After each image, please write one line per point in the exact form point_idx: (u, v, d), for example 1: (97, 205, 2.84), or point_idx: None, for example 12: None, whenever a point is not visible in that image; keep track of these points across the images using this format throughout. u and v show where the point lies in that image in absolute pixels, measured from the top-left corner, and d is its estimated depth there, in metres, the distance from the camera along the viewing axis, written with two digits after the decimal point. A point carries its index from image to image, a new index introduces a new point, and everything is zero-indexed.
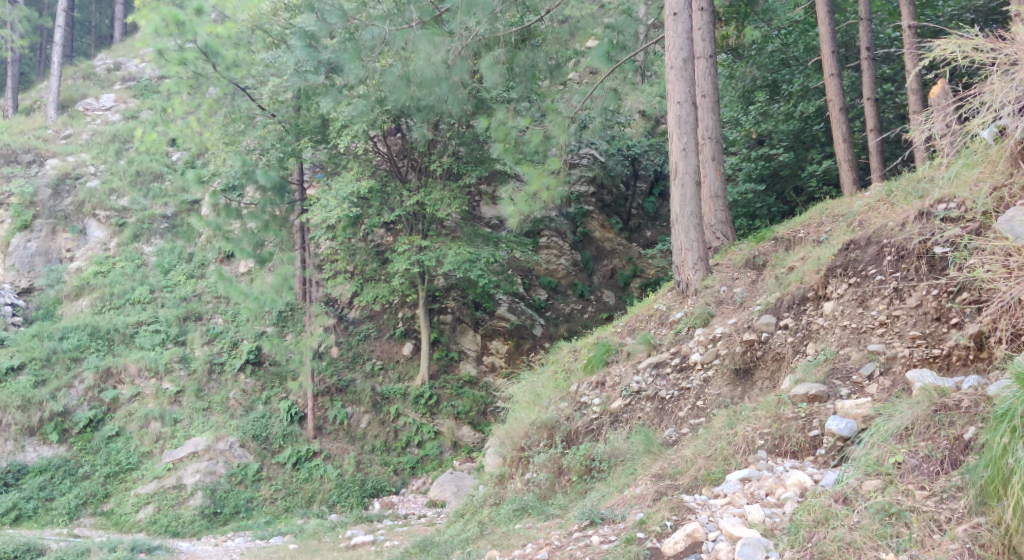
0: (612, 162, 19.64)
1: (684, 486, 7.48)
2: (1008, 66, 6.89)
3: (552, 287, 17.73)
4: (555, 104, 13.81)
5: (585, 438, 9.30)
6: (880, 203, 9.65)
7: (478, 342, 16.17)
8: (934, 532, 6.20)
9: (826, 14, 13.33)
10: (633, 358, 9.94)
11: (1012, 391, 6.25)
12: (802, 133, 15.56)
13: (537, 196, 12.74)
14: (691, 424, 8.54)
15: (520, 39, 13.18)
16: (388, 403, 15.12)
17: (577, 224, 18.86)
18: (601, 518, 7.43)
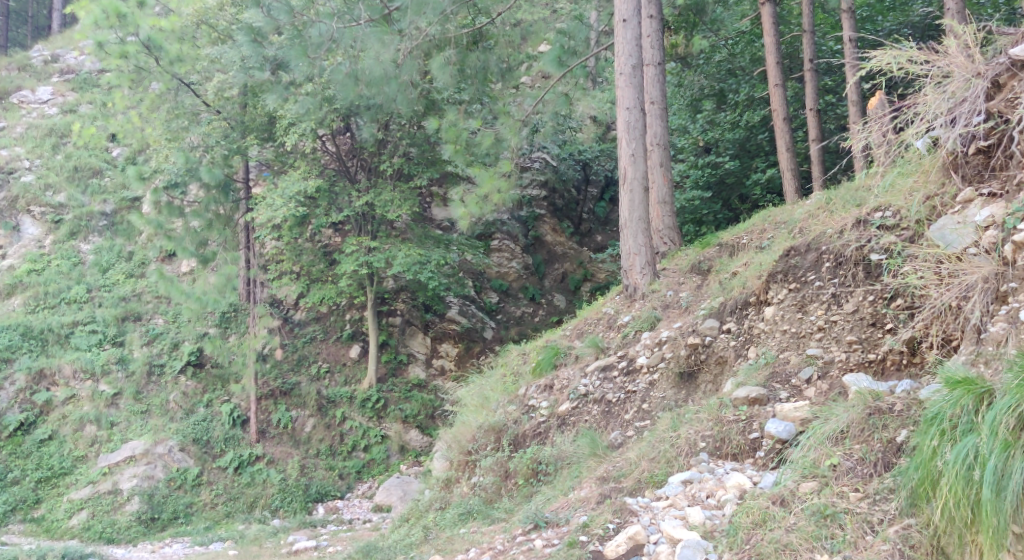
0: (564, 167, 19.61)
1: (627, 488, 7.42)
2: (940, 78, 7.14)
3: (503, 290, 17.75)
4: (507, 106, 13.80)
5: (532, 441, 9.28)
6: (819, 211, 9.83)
7: (428, 345, 16.12)
8: (867, 534, 6.11)
9: (771, 24, 13.44)
10: (581, 361, 9.98)
11: (942, 395, 6.20)
12: (746, 142, 15.79)
13: (488, 198, 12.63)
14: (636, 427, 8.53)
15: (471, 40, 13.04)
16: (333, 406, 14.98)
17: (529, 228, 18.88)
18: (545, 521, 7.42)
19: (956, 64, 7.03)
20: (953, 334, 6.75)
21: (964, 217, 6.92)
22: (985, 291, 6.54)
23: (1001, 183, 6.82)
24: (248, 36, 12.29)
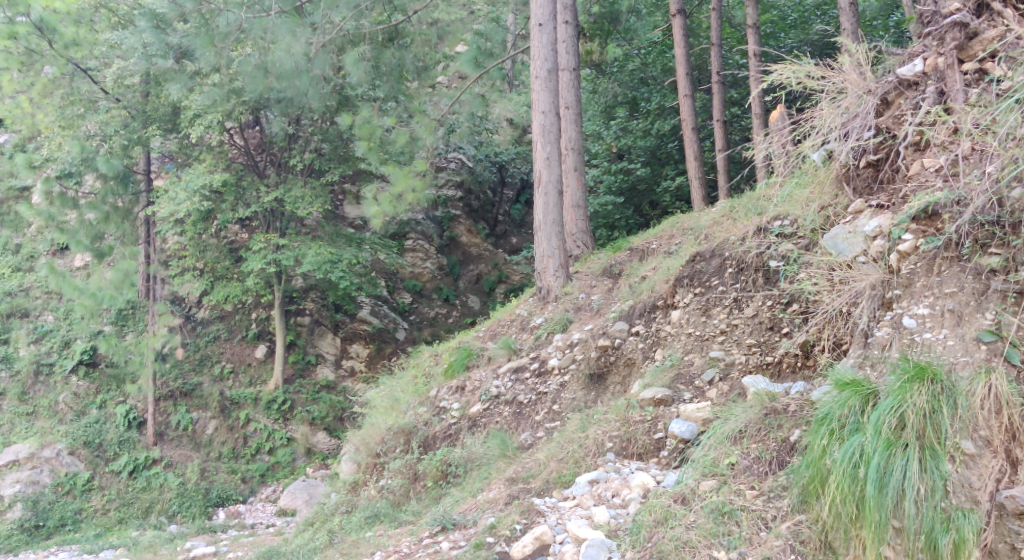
0: (479, 168, 19.79)
1: (535, 490, 7.27)
2: (835, 94, 7.29)
3: (416, 291, 17.73)
4: (423, 106, 13.65)
5: (442, 442, 9.28)
6: (723, 218, 10.16)
7: (338, 346, 16.01)
8: (761, 530, 5.93)
9: (681, 36, 13.72)
10: (493, 363, 10.06)
11: (831, 395, 6.04)
12: (658, 150, 16.06)
13: (402, 197, 12.63)
14: (546, 428, 8.56)
15: (387, 37, 13.21)
16: (237, 408, 14.74)
17: (444, 228, 18.90)
18: (453, 523, 7.13)
19: (850, 81, 7.19)
20: (842, 339, 6.78)
21: (855, 226, 6.98)
22: (872, 298, 6.52)
23: (888, 196, 6.96)
24: (149, 21, 12.10)
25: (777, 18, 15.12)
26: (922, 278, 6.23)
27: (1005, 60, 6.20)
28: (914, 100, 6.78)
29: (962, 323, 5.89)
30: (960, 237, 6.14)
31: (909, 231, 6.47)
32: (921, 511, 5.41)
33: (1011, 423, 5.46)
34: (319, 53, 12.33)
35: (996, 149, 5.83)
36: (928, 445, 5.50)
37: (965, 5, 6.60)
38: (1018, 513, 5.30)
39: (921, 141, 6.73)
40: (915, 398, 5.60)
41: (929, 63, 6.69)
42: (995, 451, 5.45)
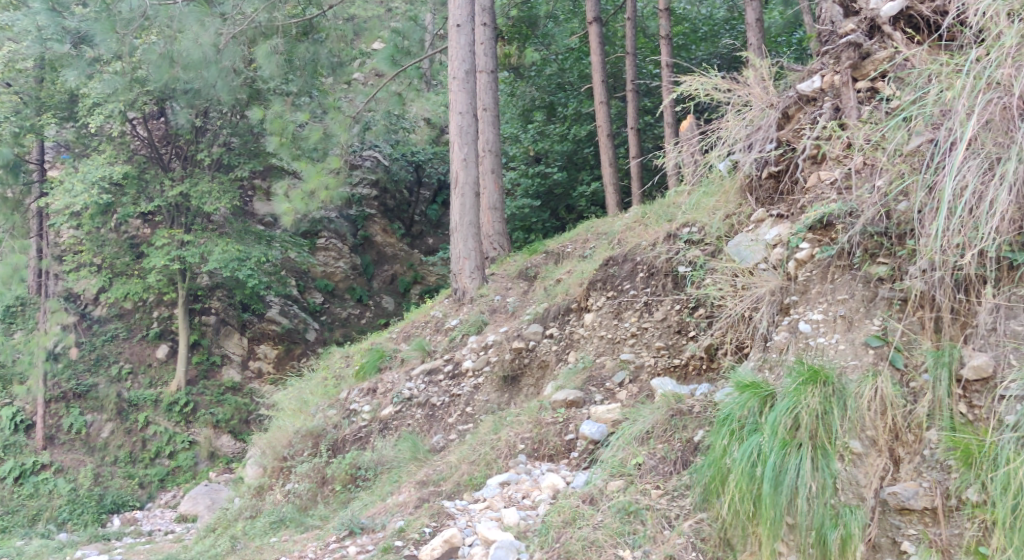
0: (395, 167, 19.69)
1: (446, 492, 7.00)
2: (740, 106, 7.51)
3: (328, 290, 17.61)
4: (338, 101, 13.53)
5: (351, 446, 9.19)
6: (636, 224, 10.38)
7: (244, 346, 15.82)
8: (665, 528, 5.66)
9: (598, 43, 13.84)
10: (406, 365, 10.06)
11: (733, 396, 5.75)
12: (574, 155, 16.34)
13: (314, 195, 12.58)
14: (459, 430, 8.47)
15: (301, 31, 13.33)
16: (135, 410, 14.41)
17: (358, 228, 18.79)
18: (361, 527, 6.92)
19: (754, 94, 7.43)
20: (744, 341, 6.76)
21: (757, 235, 6.99)
22: (771, 304, 6.42)
23: (788, 206, 6.97)
24: (45, 3, 12.35)
25: (688, 30, 15.55)
26: (817, 284, 6.08)
27: (896, 80, 6.38)
28: (812, 115, 6.96)
29: (852, 328, 5.68)
30: (852, 246, 6.01)
31: (806, 240, 6.40)
32: (811, 508, 5.16)
33: (895, 423, 5.26)
34: (229, 44, 12.58)
35: (883, 164, 5.85)
36: (819, 444, 5.24)
37: (858, 25, 6.80)
38: (901, 509, 5.08)
39: (819, 155, 6.79)
40: (808, 399, 5.32)
41: (826, 80, 6.90)
42: (881, 450, 5.23)
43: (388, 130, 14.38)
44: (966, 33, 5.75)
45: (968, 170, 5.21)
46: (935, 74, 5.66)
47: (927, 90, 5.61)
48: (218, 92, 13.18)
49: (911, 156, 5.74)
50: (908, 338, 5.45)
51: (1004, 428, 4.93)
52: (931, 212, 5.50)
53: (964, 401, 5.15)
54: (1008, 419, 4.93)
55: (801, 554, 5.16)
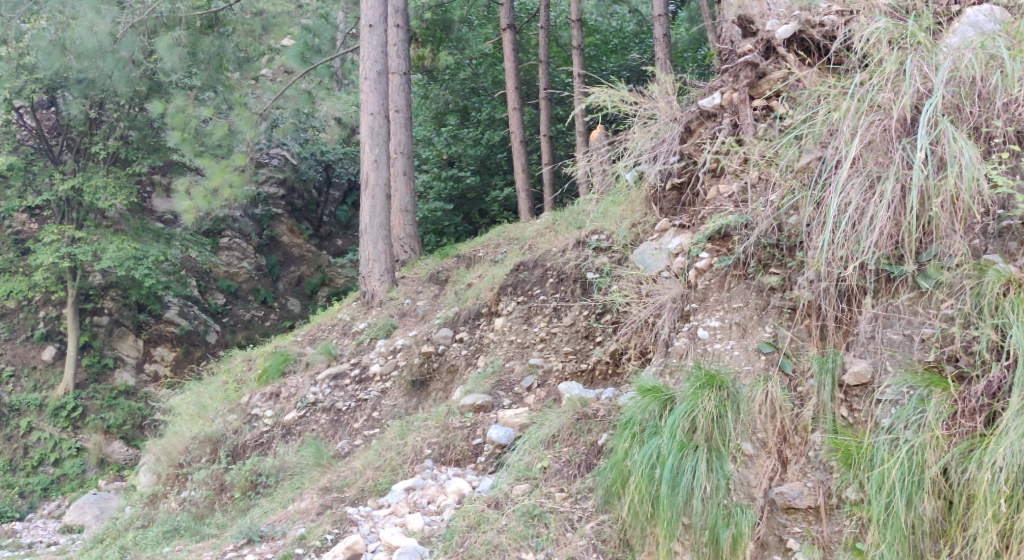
0: (303, 166, 19.53)
1: (350, 498, 6.93)
2: (647, 119, 7.70)
3: (230, 291, 17.41)
4: (244, 97, 13.36)
5: (252, 452, 9.05)
6: (547, 230, 10.53)
7: (140, 348, 15.44)
8: (568, 531, 5.73)
9: (511, 50, 13.98)
10: (311, 368, 9.93)
11: (635, 400, 5.88)
12: (487, 160, 16.43)
13: (217, 192, 12.44)
14: (364, 435, 8.35)
15: (205, 25, 13.25)
16: (18, 415, 13.94)
17: (263, 227, 18.61)
18: (260, 535, 6.74)
19: (660, 108, 7.65)
20: (647, 347, 6.86)
21: (661, 243, 7.16)
22: (672, 310, 6.59)
23: (689, 216, 7.17)
24: None
25: (600, 42, 15.91)
26: (715, 292, 6.31)
27: (788, 99, 6.67)
28: (712, 130, 7.19)
29: (746, 334, 5.92)
30: (748, 257, 6.24)
31: (705, 250, 6.60)
32: (706, 508, 5.30)
33: (784, 426, 5.45)
34: (127, 34, 12.73)
35: (777, 179, 6.12)
36: (715, 446, 5.41)
37: (755, 46, 7.07)
38: (787, 508, 5.21)
39: (718, 168, 7.02)
40: (704, 402, 5.49)
41: (726, 97, 7.13)
42: (770, 452, 5.40)
43: (297, 128, 14.30)
44: (852, 57, 6.10)
45: (852, 187, 5.48)
46: (823, 95, 6.01)
47: (816, 111, 5.96)
48: (115, 84, 13.06)
49: (801, 172, 5.97)
50: (796, 345, 5.67)
51: (880, 430, 5.08)
52: (818, 226, 5.74)
53: (845, 405, 5.32)
54: (884, 421, 5.08)
55: (695, 554, 5.28)
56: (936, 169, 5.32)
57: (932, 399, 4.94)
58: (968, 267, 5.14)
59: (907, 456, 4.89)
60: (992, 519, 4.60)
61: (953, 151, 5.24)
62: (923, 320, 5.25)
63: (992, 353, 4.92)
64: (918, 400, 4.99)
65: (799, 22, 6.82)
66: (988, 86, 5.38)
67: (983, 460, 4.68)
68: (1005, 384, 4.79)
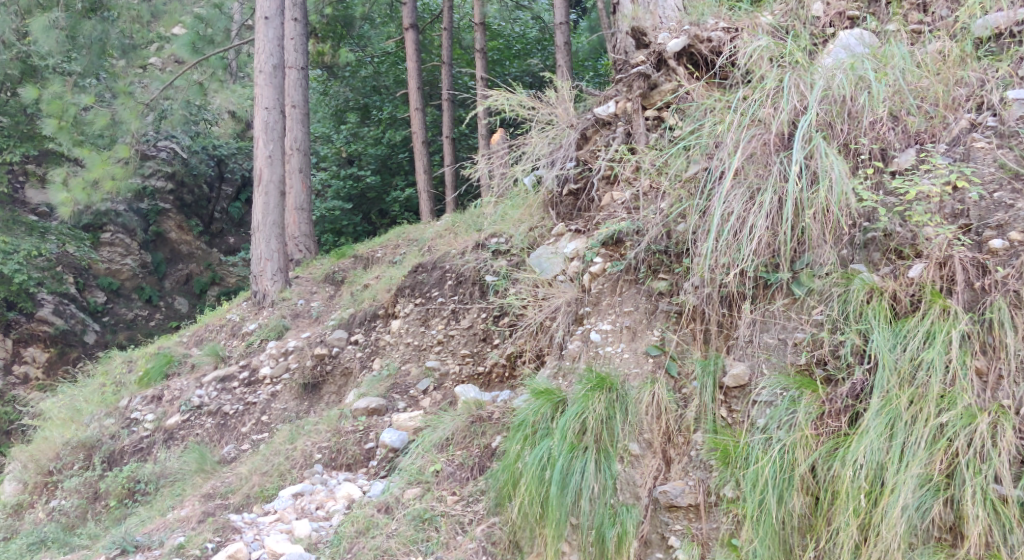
0: (194, 160, 18.87)
1: (233, 505, 6.84)
2: (544, 124, 7.83)
3: (112, 289, 16.66)
4: (130, 86, 13.18)
5: (130, 457, 8.79)
6: (446, 231, 10.59)
7: (8, 349, 14.34)
8: (457, 534, 5.79)
9: (414, 50, 13.96)
10: (196, 371, 9.71)
11: (528, 402, 5.96)
12: (388, 159, 16.36)
13: (97, 184, 12.15)
14: (252, 440, 8.23)
15: (88, 8, 13.21)
16: None
17: (149, 222, 17.97)
18: (135, 545, 6.48)
19: (557, 114, 7.79)
20: (542, 350, 6.92)
21: (557, 247, 7.30)
22: (567, 313, 6.71)
23: (585, 222, 7.32)
24: None
25: (503, 46, 16.12)
26: (608, 296, 6.45)
27: (678, 111, 6.84)
28: (607, 138, 7.39)
29: (636, 338, 6.09)
30: (638, 262, 6.42)
31: (599, 255, 6.72)
32: (593, 508, 5.44)
33: (668, 426, 5.63)
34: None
35: (667, 188, 6.33)
36: (604, 447, 5.55)
37: (648, 58, 7.23)
38: (669, 506, 5.39)
39: (612, 175, 7.23)
40: (595, 404, 5.63)
41: (620, 106, 7.29)
42: (655, 451, 5.58)
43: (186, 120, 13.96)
44: (736, 73, 6.43)
45: (734, 198, 5.72)
46: (710, 108, 6.31)
47: (702, 123, 6.22)
48: None
49: (689, 182, 6.20)
50: (682, 348, 5.88)
51: (755, 429, 5.30)
52: (703, 233, 5.96)
53: (724, 406, 5.55)
54: (758, 421, 5.31)
55: (583, 554, 5.41)
56: (810, 182, 5.60)
57: (803, 400, 5.18)
58: (836, 275, 5.43)
59: (779, 454, 5.12)
60: (853, 514, 4.83)
61: (824, 166, 5.54)
62: (795, 325, 5.49)
63: (856, 357, 5.19)
64: (790, 400, 5.23)
65: (689, 37, 7.03)
66: (857, 106, 5.72)
67: (846, 458, 4.92)
68: (867, 386, 5.07)
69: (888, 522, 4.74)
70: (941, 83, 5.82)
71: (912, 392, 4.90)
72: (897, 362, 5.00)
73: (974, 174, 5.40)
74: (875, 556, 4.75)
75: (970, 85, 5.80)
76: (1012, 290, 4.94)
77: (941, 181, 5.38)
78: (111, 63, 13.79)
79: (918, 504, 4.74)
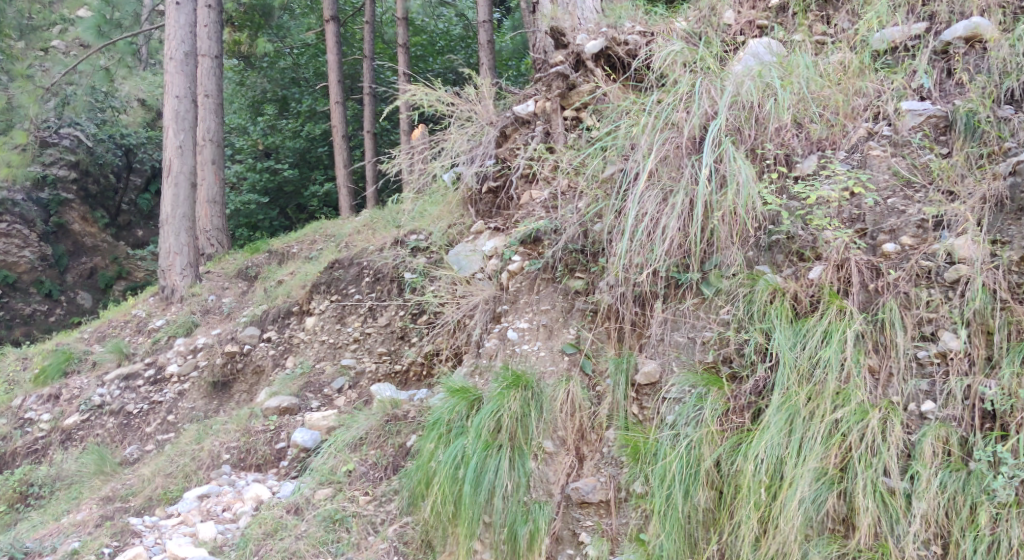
0: (99, 148, 17.98)
1: (135, 508, 6.68)
2: (463, 121, 7.86)
3: (8, 283, 16.29)
4: (29, 69, 12.89)
5: (24, 459, 8.54)
6: (364, 227, 10.51)
7: None
8: (369, 534, 5.79)
9: (334, 42, 13.82)
10: (98, 368, 9.46)
11: (443, 400, 5.97)
12: (307, 154, 16.18)
13: None
14: (157, 440, 8.09)
15: None
16: None
17: (51, 212, 17.32)
18: (24, 552, 6.39)
19: (476, 110, 7.82)
20: (460, 348, 6.92)
21: (476, 245, 7.32)
22: (485, 312, 6.74)
23: (504, 220, 7.37)
24: None
25: (426, 42, 16.14)
26: (525, 295, 6.50)
27: (595, 112, 6.95)
28: (525, 137, 7.43)
29: (552, 336, 6.15)
30: (555, 261, 6.47)
31: (517, 253, 6.76)
32: (506, 506, 5.47)
33: (582, 424, 5.71)
34: None
35: (583, 188, 6.40)
36: (518, 445, 5.60)
37: (565, 58, 7.34)
38: (581, 502, 5.46)
39: (530, 174, 7.29)
40: (510, 403, 5.67)
41: (539, 105, 7.38)
42: (569, 449, 5.65)
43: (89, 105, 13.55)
44: (650, 76, 6.54)
45: (647, 199, 5.82)
46: (625, 110, 6.42)
47: (618, 125, 6.31)
48: None
49: (605, 182, 6.28)
50: (597, 346, 5.95)
51: (664, 426, 5.40)
52: (618, 233, 6.05)
53: (636, 404, 5.64)
54: (667, 418, 5.40)
55: (494, 552, 5.44)
56: (719, 186, 5.73)
57: (709, 397, 5.29)
58: (742, 276, 5.56)
59: (686, 449, 5.23)
60: (754, 507, 4.96)
61: (732, 170, 5.67)
62: (704, 324, 5.60)
63: (758, 355, 5.34)
64: (697, 397, 5.33)
65: (607, 39, 7.12)
66: (763, 112, 5.87)
67: (748, 452, 5.05)
68: (769, 383, 5.22)
69: (785, 515, 4.88)
70: (841, 93, 6.01)
71: (810, 389, 5.06)
72: (797, 360, 5.15)
73: (869, 180, 5.61)
74: (773, 547, 4.88)
75: (867, 95, 6.01)
76: (903, 292, 5.16)
77: (839, 187, 5.59)
78: (9, 45, 13.56)
79: (814, 497, 4.89)
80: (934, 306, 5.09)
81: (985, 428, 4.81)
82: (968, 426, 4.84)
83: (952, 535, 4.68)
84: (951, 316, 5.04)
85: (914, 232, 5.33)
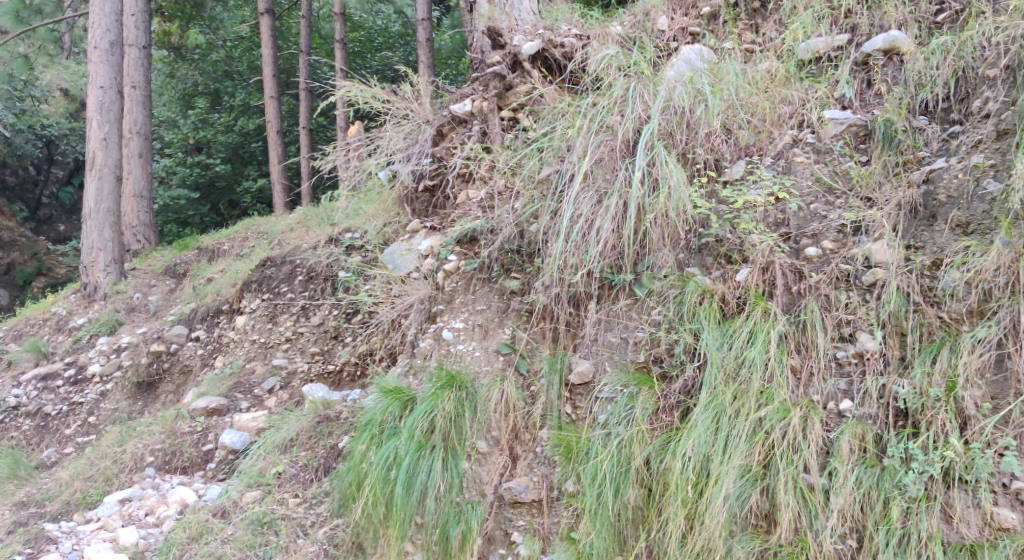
0: (19, 139, 17.36)
1: (51, 513, 6.54)
2: (399, 118, 7.78)
3: None
4: None
5: None
6: (297, 225, 10.46)
7: None
8: (298, 537, 5.76)
9: (269, 36, 13.68)
10: (15, 368, 9.26)
11: (375, 400, 5.94)
12: (240, 149, 15.99)
13: None
14: (76, 443, 7.90)
15: None
16: None
17: None
18: None
19: (412, 109, 7.79)
20: (395, 348, 6.90)
21: (412, 243, 7.30)
22: (420, 311, 6.73)
23: (441, 219, 7.36)
24: None
25: (364, 39, 16.22)
26: (461, 295, 6.53)
27: (531, 113, 7.05)
28: (462, 136, 7.45)
29: (487, 336, 6.19)
30: (491, 260, 6.52)
31: (453, 253, 6.79)
32: (438, 507, 5.52)
33: (515, 423, 5.76)
34: None
35: (519, 188, 6.45)
36: (451, 445, 5.63)
37: (503, 59, 7.39)
38: (513, 502, 5.51)
39: (466, 173, 7.29)
40: (444, 403, 5.69)
41: (476, 105, 7.39)
42: (502, 449, 5.69)
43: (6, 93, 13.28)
44: (586, 79, 6.61)
45: (582, 200, 5.89)
46: (562, 113, 6.50)
47: (555, 126, 6.37)
48: None
49: (541, 183, 6.33)
50: (531, 346, 6.02)
51: (596, 425, 5.47)
52: (552, 234, 6.11)
53: (569, 403, 5.70)
54: (599, 417, 5.47)
55: (426, 553, 5.50)
56: (652, 189, 5.83)
57: (640, 396, 5.39)
58: (673, 278, 5.69)
59: (618, 448, 5.31)
60: (681, 504, 5.06)
61: (663, 174, 5.77)
62: (636, 324, 5.70)
63: (687, 355, 5.44)
64: (628, 396, 5.42)
65: (544, 41, 7.21)
66: (694, 117, 5.97)
67: (676, 450, 5.14)
68: (697, 383, 5.32)
69: (710, 511, 4.98)
70: (768, 100, 6.16)
71: (735, 388, 5.18)
72: (724, 360, 5.26)
73: (793, 187, 5.75)
74: (699, 544, 4.99)
75: (793, 103, 6.14)
76: (823, 294, 5.32)
77: (765, 192, 5.73)
78: None
79: (738, 493, 5.01)
80: (853, 308, 5.26)
81: (898, 426, 4.97)
82: (883, 423, 4.99)
83: (867, 529, 4.82)
84: (868, 317, 5.21)
85: (835, 237, 5.50)
